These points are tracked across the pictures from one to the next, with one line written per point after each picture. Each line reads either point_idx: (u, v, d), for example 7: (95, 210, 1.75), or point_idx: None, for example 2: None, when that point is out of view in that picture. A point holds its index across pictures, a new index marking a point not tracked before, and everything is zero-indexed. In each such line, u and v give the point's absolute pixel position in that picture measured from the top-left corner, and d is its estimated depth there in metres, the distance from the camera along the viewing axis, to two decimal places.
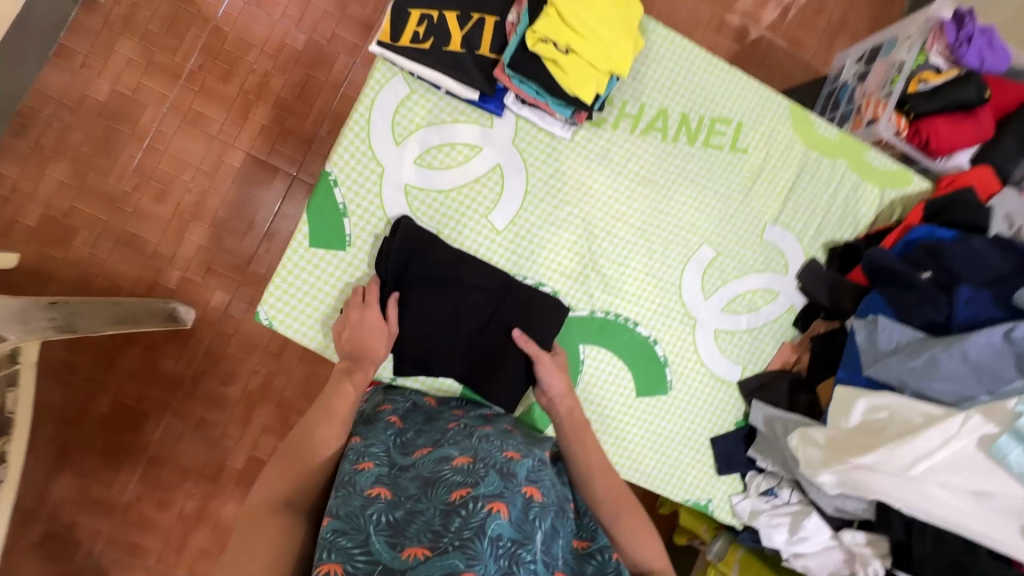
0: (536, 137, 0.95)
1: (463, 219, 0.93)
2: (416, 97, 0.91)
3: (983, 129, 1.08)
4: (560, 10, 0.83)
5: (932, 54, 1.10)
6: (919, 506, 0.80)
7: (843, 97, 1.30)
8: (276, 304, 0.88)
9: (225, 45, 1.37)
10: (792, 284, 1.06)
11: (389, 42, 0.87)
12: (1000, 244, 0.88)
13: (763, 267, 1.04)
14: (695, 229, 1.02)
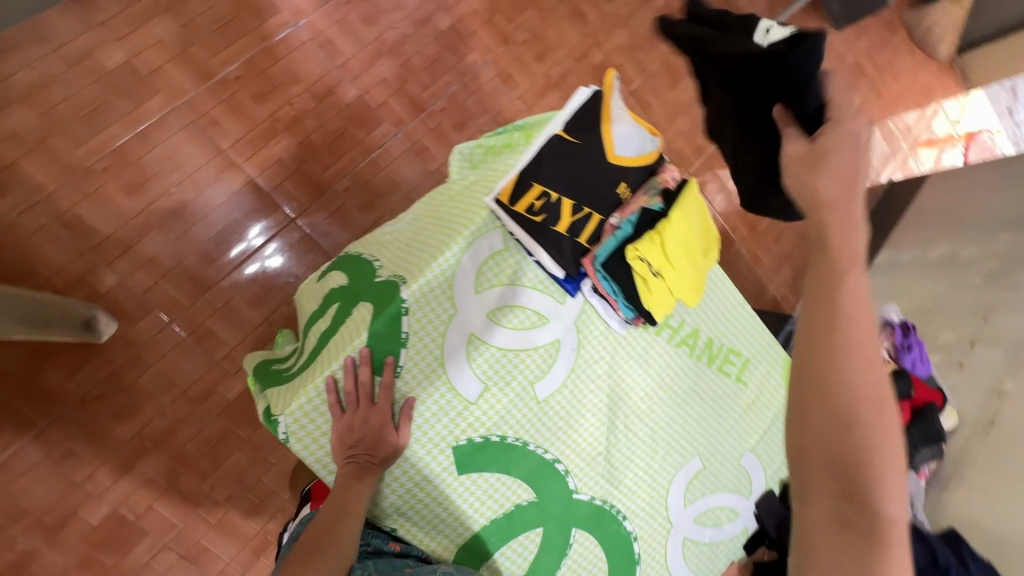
0: (594, 324, 1.02)
1: (511, 382, 0.93)
2: (507, 254, 0.94)
3: (903, 418, 1.34)
4: (663, 241, 0.94)
5: (880, 344, 1.41)
6: None
7: None
8: (296, 419, 0.81)
9: (273, 68, 1.39)
10: (750, 509, 1.18)
11: (505, 203, 0.91)
12: (917, 535, 1.08)
13: (733, 488, 1.16)
14: (691, 440, 1.12)
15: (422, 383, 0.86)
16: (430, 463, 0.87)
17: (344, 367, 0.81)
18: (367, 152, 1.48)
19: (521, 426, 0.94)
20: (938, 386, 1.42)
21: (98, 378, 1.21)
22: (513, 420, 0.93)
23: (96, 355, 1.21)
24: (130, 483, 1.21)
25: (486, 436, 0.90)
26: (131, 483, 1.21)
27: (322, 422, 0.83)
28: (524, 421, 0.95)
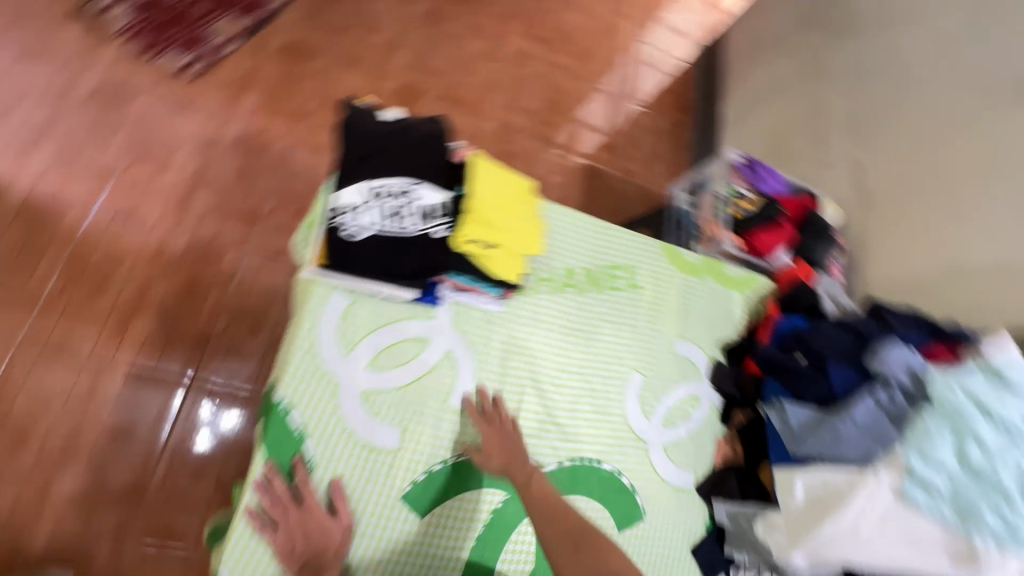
0: (474, 316, 1.02)
1: (424, 410, 0.94)
2: (357, 304, 0.94)
3: (789, 235, 1.42)
4: (476, 215, 0.96)
5: (738, 188, 1.47)
6: (869, 560, 0.89)
7: (687, 222, 1.57)
8: (229, 557, 0.80)
9: (90, 265, 1.40)
10: (708, 386, 1.22)
11: (322, 266, 0.91)
12: (840, 324, 1.13)
13: (681, 378, 1.19)
14: (622, 362, 1.15)
15: (341, 461, 0.87)
16: (387, 527, 0.88)
17: (255, 490, 0.82)
18: (228, 280, 1.46)
19: (456, 442, 0.95)
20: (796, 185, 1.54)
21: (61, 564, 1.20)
22: (446, 441, 0.94)
23: (64, 547, 1.21)
24: None
25: (428, 470, 0.92)
26: None
27: (257, 545, 0.81)
28: (459, 434, 0.95)
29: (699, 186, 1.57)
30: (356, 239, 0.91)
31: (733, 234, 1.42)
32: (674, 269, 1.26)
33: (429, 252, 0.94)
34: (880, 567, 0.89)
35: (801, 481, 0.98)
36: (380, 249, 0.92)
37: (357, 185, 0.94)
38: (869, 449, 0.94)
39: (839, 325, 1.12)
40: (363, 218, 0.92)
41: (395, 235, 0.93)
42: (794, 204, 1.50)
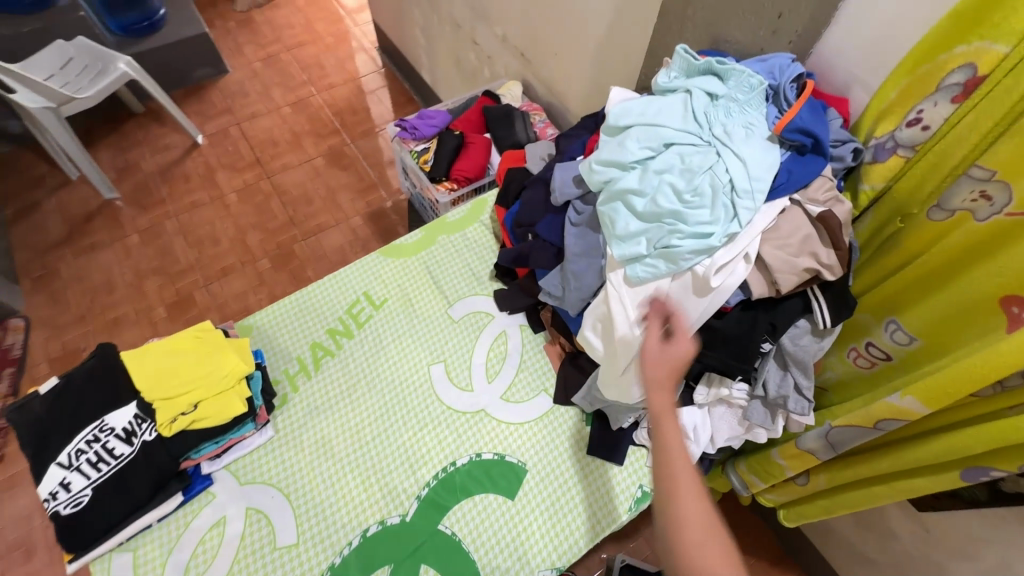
0: (253, 459, 1.02)
1: (261, 572, 0.93)
2: (141, 548, 0.94)
3: (480, 144, 1.45)
4: (161, 398, 0.97)
5: (417, 148, 1.50)
6: None
7: (422, 200, 1.62)
8: None
9: None
10: (506, 315, 1.21)
11: (76, 552, 0.90)
12: (532, 184, 1.15)
13: (477, 332, 1.19)
14: (415, 369, 1.14)
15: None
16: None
17: None
18: None
19: (309, 573, 0.93)
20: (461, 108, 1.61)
21: None
22: None
23: None
24: None
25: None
26: None
27: None
28: (308, 562, 0.94)
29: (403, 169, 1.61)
30: (82, 502, 0.91)
31: (441, 183, 1.45)
32: (404, 260, 1.27)
33: (154, 459, 0.95)
34: None
35: (588, 332, 0.97)
36: (110, 491, 0.92)
37: (50, 465, 0.93)
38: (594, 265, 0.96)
39: (532, 186, 1.14)
40: (77, 484, 0.92)
41: (113, 470, 0.94)
42: (470, 116, 1.53)
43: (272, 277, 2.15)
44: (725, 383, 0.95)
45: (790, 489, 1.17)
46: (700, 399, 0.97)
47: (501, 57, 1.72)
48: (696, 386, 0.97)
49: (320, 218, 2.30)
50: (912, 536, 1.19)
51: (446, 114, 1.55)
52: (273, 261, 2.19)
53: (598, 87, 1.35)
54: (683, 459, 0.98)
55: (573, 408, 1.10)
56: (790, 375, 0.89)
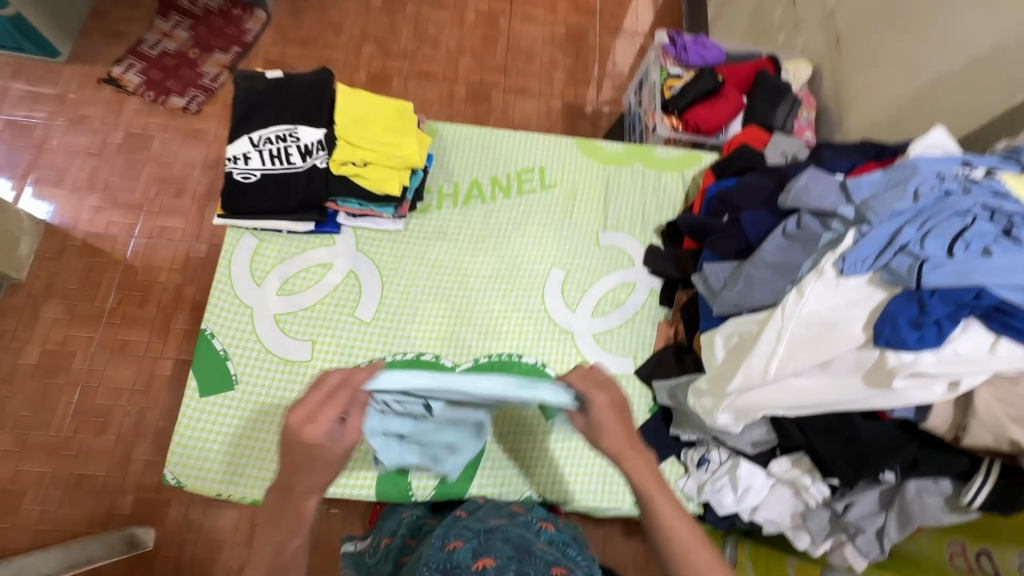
0: (376, 238, 1.10)
1: (331, 323, 1.03)
2: (265, 243, 1.07)
3: (734, 102, 1.31)
4: (346, 139, 1.03)
5: (670, 68, 1.38)
6: (792, 404, 0.79)
7: (637, 121, 1.53)
8: (178, 461, 0.93)
9: (137, 278, 1.81)
10: (645, 271, 1.16)
11: (225, 213, 1.04)
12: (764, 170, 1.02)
13: (610, 267, 1.15)
14: (539, 258, 1.14)
15: (258, 377, 0.98)
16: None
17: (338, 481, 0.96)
18: None
19: (362, 352, 1.02)
20: (743, 53, 1.43)
21: (142, 507, 1.59)
22: (352, 351, 1.02)
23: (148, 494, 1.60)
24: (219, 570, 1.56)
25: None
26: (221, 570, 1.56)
27: (197, 451, 0.94)
28: (367, 343, 1.03)
29: (641, 81, 1.51)
30: (249, 179, 1.04)
31: (669, 116, 1.35)
32: (591, 162, 1.22)
33: (312, 183, 1.03)
34: (804, 409, 0.79)
35: (720, 336, 0.91)
36: (271, 186, 1.03)
37: (244, 136, 1.05)
38: (773, 283, 0.86)
39: (762, 171, 1.02)
40: (253, 163, 1.04)
41: (281, 172, 1.04)
42: (742, 68, 1.37)
43: (460, 107, 2.19)
44: (811, 475, 0.86)
45: None
46: (773, 470, 0.89)
47: (811, 33, 1.49)
48: (779, 455, 0.88)
49: (528, 82, 2.26)
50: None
51: (720, 53, 1.40)
52: (468, 93, 2.21)
53: (896, 121, 1.15)
54: (713, 504, 0.94)
55: (645, 391, 1.07)
56: (884, 517, 0.81)
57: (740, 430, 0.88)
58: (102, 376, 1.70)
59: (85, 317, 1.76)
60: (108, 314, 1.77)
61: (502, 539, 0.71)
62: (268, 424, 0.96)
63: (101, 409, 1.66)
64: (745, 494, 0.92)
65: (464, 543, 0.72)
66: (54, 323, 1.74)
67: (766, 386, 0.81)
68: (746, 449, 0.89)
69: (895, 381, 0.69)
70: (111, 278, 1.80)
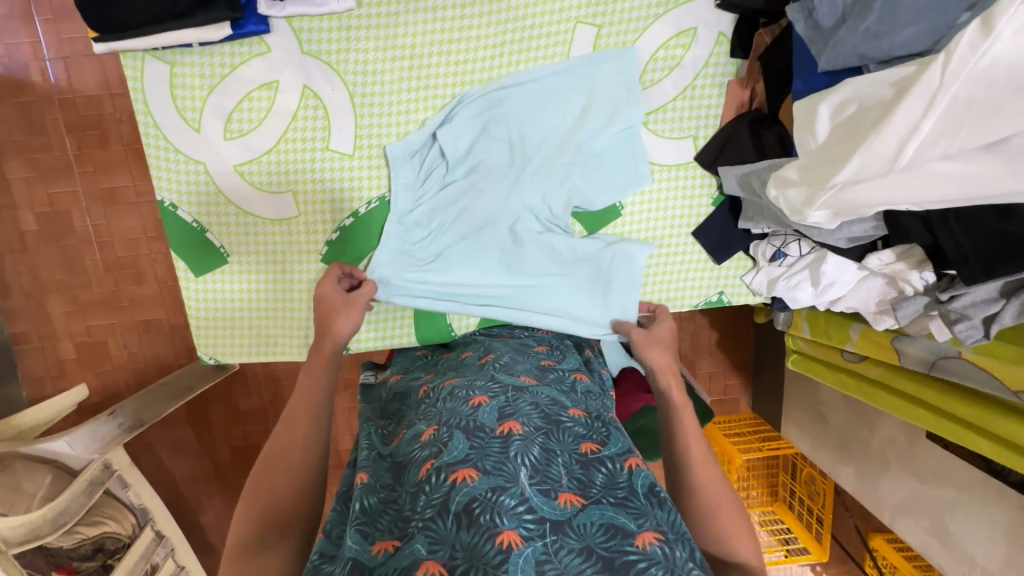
0: (323, 28, 0.77)
1: (305, 164, 0.81)
2: (181, 67, 0.77)
3: None
4: None
5: None
6: (921, 197, 0.60)
7: None
8: (208, 343, 0.87)
9: (82, 114, 1.54)
10: (710, 6, 0.80)
11: (102, 34, 0.72)
12: None
13: (663, 8, 0.80)
14: (557, 14, 0.79)
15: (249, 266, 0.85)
16: None
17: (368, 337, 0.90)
18: None
19: (359, 190, 0.83)
20: None
21: None
22: (348, 191, 0.83)
23: None
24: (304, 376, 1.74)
25: (339, 227, 0.84)
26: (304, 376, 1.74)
27: (224, 331, 0.87)
28: (360, 180, 0.83)
29: None
30: None
31: None
32: None
33: None
34: (938, 202, 0.60)
35: (825, 106, 0.65)
36: None
37: None
38: (933, 12, 0.55)
39: None
40: None
41: None
42: None
43: None
44: (918, 268, 0.70)
45: (830, 354, 1.14)
46: (868, 264, 0.74)
47: None
48: (880, 249, 0.73)
49: None
50: (874, 436, 1.24)
51: None
52: None
53: None
54: (786, 301, 0.85)
55: (710, 177, 0.87)
56: (1002, 305, 0.67)
57: (836, 226, 0.71)
58: (112, 229, 1.61)
59: (54, 171, 1.57)
60: (76, 163, 1.57)
61: (532, 402, 0.63)
62: (283, 287, 0.86)
63: (128, 262, 1.63)
64: (826, 289, 0.81)
65: (492, 398, 0.62)
66: (28, 183, 1.58)
67: (890, 176, 0.60)
68: (838, 245, 0.74)
69: None
70: (54, 119, 1.54)
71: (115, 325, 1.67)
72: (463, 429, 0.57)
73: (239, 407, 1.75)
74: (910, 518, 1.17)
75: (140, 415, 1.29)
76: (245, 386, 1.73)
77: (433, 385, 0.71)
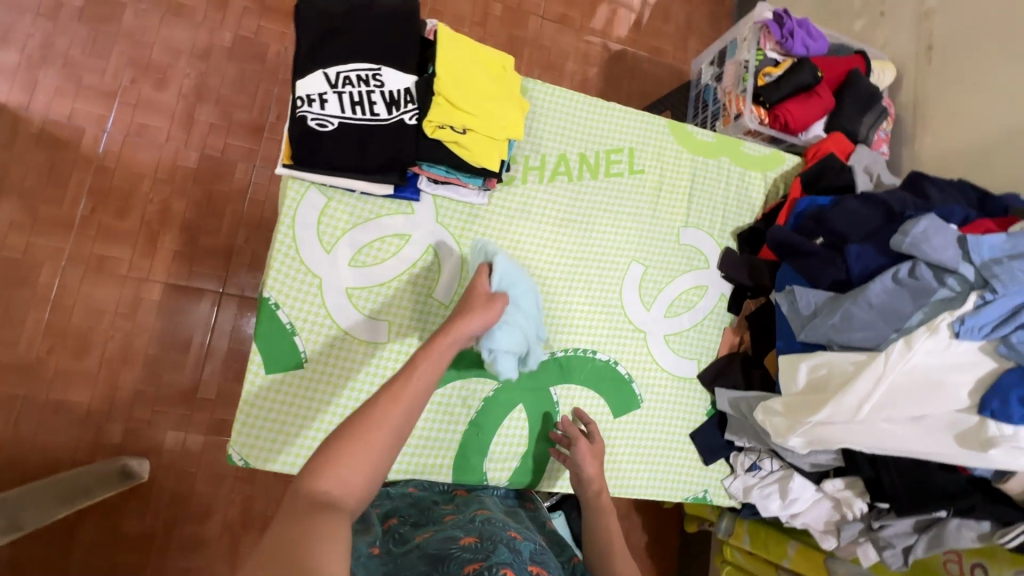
0: (457, 210, 0.99)
1: (407, 302, 0.95)
2: (334, 204, 0.93)
3: (825, 103, 1.25)
4: (447, 96, 0.89)
5: (767, 51, 1.28)
6: (874, 444, 0.86)
7: (708, 97, 1.44)
8: (245, 442, 0.86)
9: (114, 181, 1.47)
10: (717, 274, 1.15)
11: (292, 164, 0.89)
12: (869, 197, 1.01)
13: (687, 267, 1.13)
14: (622, 251, 1.09)
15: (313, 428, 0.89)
16: None
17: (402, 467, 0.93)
18: (241, 194, 1.53)
19: None
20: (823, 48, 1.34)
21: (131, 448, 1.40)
22: (432, 335, 0.96)
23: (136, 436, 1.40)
24: (222, 515, 1.43)
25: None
26: (224, 515, 1.43)
27: (269, 432, 0.87)
28: (442, 329, 0.96)
29: (727, 53, 1.37)
30: (325, 128, 0.87)
31: (758, 105, 1.26)
32: (679, 150, 1.15)
33: (400, 141, 0.89)
34: (884, 451, 0.85)
35: (805, 364, 0.94)
36: (351, 138, 0.89)
37: (318, 73, 0.88)
38: (874, 327, 0.88)
39: (866, 197, 1.01)
40: (330, 108, 0.88)
41: (364, 122, 0.89)
42: (838, 68, 1.29)
43: (494, 26, 1.80)
44: (861, 497, 0.95)
45: (765, 568, 1.30)
46: (825, 487, 0.98)
47: (896, 29, 1.36)
48: (834, 477, 0.97)
49: (569, 11, 1.88)
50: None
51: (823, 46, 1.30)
52: (505, 12, 1.81)
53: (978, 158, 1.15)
54: (757, 507, 1.04)
55: (706, 393, 1.11)
56: (915, 538, 0.91)
57: (806, 452, 0.95)
58: (81, 295, 1.41)
59: (49, 224, 1.41)
60: (79, 223, 1.43)
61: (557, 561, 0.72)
62: (343, 404, 0.90)
63: (77, 332, 1.39)
64: (792, 502, 1.02)
65: (525, 540, 0.73)
66: (8, 227, 1.39)
67: (854, 424, 0.86)
68: (804, 467, 0.97)
69: (990, 450, 0.76)
70: (80, 180, 1.45)
71: (15, 397, 1.35)
72: (505, 548, 0.67)
73: (119, 531, 1.36)
74: None
75: (17, 516, 1.02)
76: (143, 505, 1.38)
77: (462, 513, 0.81)
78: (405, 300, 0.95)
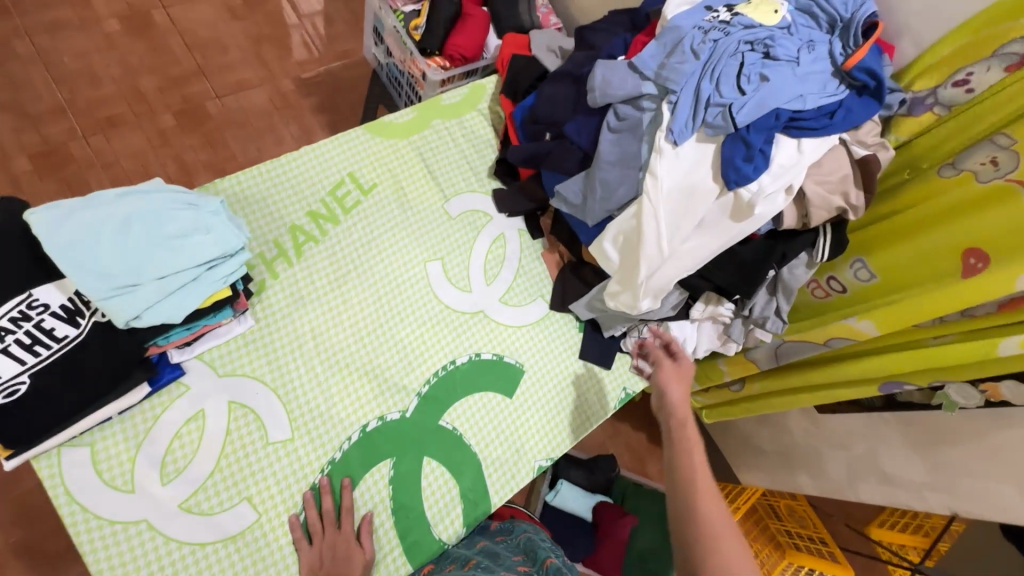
0: (232, 350, 0.90)
1: (250, 468, 0.86)
2: (102, 442, 0.81)
3: (481, 19, 1.26)
4: None
5: (404, 8, 1.27)
6: (691, 263, 0.91)
7: (396, 75, 1.41)
8: None
9: None
10: (504, 217, 1.16)
11: (17, 448, 0.76)
12: (556, 76, 1.05)
13: (476, 231, 1.13)
14: (410, 263, 1.06)
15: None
16: None
17: None
18: None
19: (306, 468, 0.88)
20: None
21: None
22: (297, 475, 0.87)
23: None
24: None
25: (302, 506, 0.86)
26: None
27: None
28: (303, 461, 0.88)
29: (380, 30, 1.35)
30: (20, 392, 0.74)
31: (431, 57, 1.25)
32: (392, 144, 1.12)
33: (110, 344, 0.78)
34: (699, 263, 0.91)
35: (608, 241, 0.97)
36: (57, 378, 0.76)
37: None
38: (625, 178, 0.93)
39: (553, 78, 1.05)
40: (5, 371, 0.73)
41: (57, 354, 0.76)
42: None
43: (178, 137, 1.65)
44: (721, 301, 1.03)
45: (721, 394, 1.40)
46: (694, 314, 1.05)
47: None
48: (694, 303, 1.04)
49: (239, 75, 1.75)
50: (810, 434, 1.42)
51: None
52: (178, 117, 1.67)
53: None
54: None
55: (567, 315, 1.13)
56: (773, 299, 1.01)
57: (660, 303, 1.00)
58: None
59: None
60: None
61: None
62: None
63: None
64: (684, 343, 1.09)
65: None
66: None
67: (667, 261, 0.91)
68: (671, 314, 1.03)
69: (755, 209, 0.83)
70: None
71: None
72: None
73: None
74: (863, 479, 1.28)
75: None
76: None
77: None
78: (249, 467, 0.85)
